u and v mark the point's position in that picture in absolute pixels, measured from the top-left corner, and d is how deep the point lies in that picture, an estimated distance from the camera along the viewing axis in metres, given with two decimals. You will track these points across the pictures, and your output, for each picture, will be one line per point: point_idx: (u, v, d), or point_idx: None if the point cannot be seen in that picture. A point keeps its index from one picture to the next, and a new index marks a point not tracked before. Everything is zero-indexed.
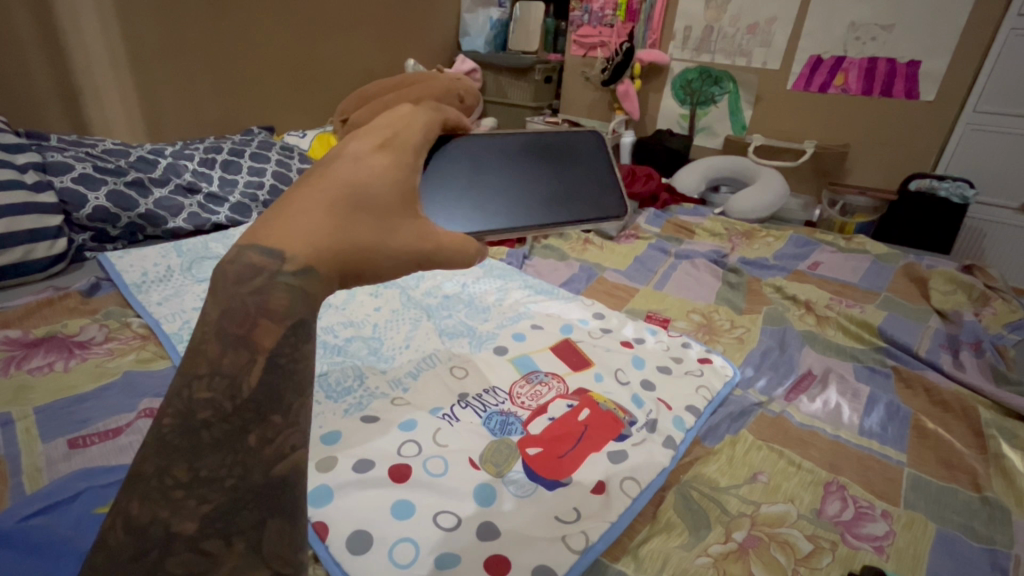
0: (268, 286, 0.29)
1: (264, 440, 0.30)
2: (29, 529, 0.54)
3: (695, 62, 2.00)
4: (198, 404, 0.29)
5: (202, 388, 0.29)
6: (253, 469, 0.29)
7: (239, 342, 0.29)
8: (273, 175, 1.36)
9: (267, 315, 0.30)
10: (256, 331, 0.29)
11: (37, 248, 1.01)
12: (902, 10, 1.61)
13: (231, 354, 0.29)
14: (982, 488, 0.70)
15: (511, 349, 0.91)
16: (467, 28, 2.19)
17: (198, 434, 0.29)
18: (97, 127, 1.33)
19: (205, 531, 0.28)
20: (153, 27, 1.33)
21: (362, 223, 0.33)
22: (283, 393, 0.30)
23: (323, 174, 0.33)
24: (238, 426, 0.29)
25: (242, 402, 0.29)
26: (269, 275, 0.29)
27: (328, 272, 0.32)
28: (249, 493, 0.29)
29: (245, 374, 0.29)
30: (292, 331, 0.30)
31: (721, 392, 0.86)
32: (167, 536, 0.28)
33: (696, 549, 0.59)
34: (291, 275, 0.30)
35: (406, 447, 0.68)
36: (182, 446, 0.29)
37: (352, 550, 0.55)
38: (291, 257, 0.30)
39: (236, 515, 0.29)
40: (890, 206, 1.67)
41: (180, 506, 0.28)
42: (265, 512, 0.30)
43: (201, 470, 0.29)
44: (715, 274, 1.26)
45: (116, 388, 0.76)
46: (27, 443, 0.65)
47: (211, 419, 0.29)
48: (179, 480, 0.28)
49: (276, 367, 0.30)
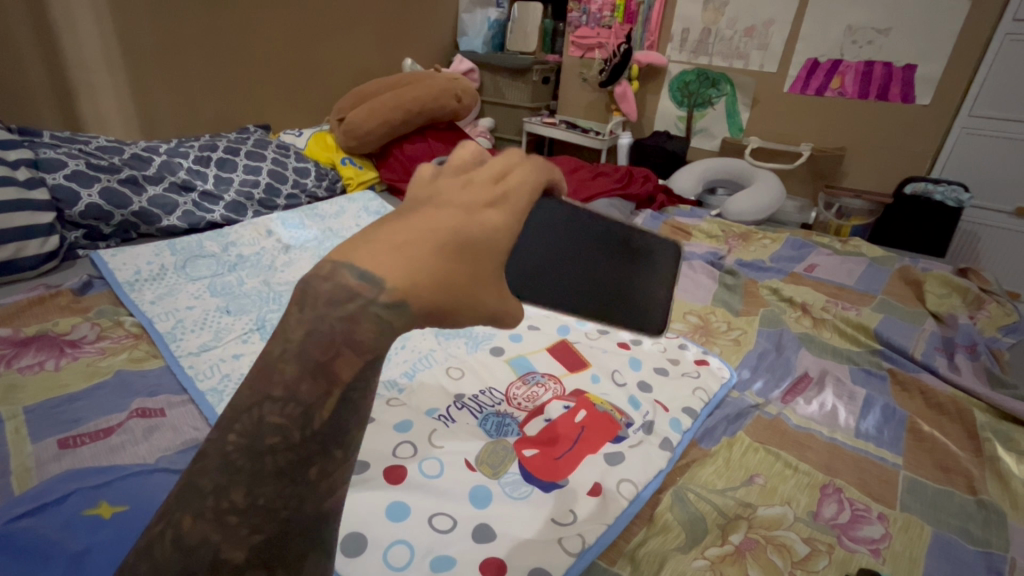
0: (358, 314, 0.28)
1: (323, 473, 0.29)
2: (16, 531, 0.52)
3: (693, 64, 2.01)
4: (267, 429, 0.28)
5: (275, 412, 0.28)
6: (307, 501, 0.29)
7: (318, 370, 0.28)
8: (268, 174, 1.38)
9: (352, 347, 0.28)
10: (337, 362, 0.28)
11: (29, 245, 0.99)
12: (899, 14, 1.61)
13: (310, 383, 0.28)
14: (978, 491, 0.70)
15: (507, 350, 0.90)
16: (465, 28, 2.20)
17: (263, 460, 0.28)
18: (90, 125, 1.31)
19: (252, 560, 0.27)
20: (147, 21, 1.31)
21: (463, 272, 0.31)
22: (347, 430, 0.30)
23: (430, 215, 0.32)
24: (302, 458, 0.28)
25: (311, 433, 0.28)
26: (363, 303, 0.28)
27: (418, 311, 0.30)
28: (298, 527, 0.29)
29: (319, 407, 0.28)
30: (371, 365, 0.29)
31: (717, 395, 0.86)
32: (217, 561, 0.27)
33: (692, 553, 0.59)
34: (383, 307, 0.28)
35: (401, 448, 0.67)
36: (244, 471, 0.28)
37: (346, 553, 0.55)
38: (389, 288, 0.28)
39: (286, 545, 0.29)
40: (885, 209, 1.68)
41: (233, 532, 0.27)
42: (308, 545, 0.30)
43: (259, 498, 0.28)
44: (710, 276, 1.25)
45: (108, 387, 0.75)
46: (16, 443, 0.64)
47: (278, 446, 0.28)
48: (235, 505, 0.27)
49: (349, 400, 0.29)
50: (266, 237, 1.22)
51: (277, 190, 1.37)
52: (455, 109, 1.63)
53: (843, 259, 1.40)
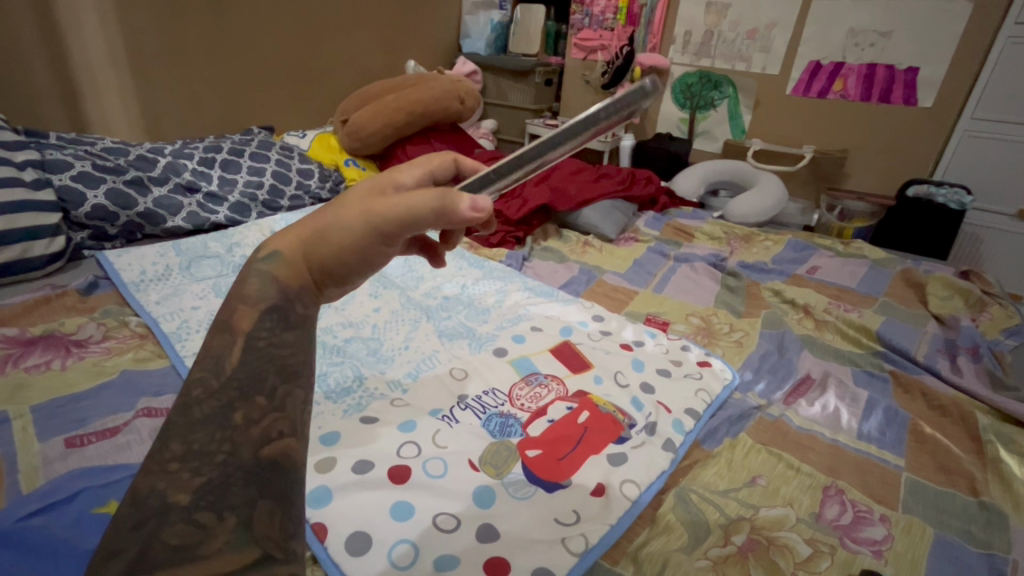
0: (249, 272, 0.33)
1: (250, 419, 0.29)
2: (27, 530, 0.53)
3: (695, 67, 2.01)
4: (192, 383, 0.30)
5: (194, 370, 0.30)
6: (242, 446, 0.28)
7: (222, 328, 0.31)
8: (272, 175, 1.39)
9: (245, 301, 0.32)
10: (235, 316, 0.32)
11: (35, 245, 1.00)
12: (901, 16, 1.62)
13: (216, 337, 0.31)
14: (980, 492, 0.70)
15: (510, 351, 0.91)
16: (468, 30, 2.21)
17: (190, 411, 0.28)
18: (97, 127, 1.32)
19: (198, 503, 0.26)
20: (152, 27, 1.33)
21: (324, 212, 0.37)
22: (263, 375, 0.30)
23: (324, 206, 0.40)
24: (225, 403, 0.29)
25: (227, 380, 0.30)
26: (249, 265, 0.34)
27: (291, 255, 0.34)
28: (240, 471, 0.28)
29: (228, 354, 0.30)
30: (268, 315, 0.32)
31: (720, 396, 0.86)
32: (163, 507, 0.26)
33: (695, 553, 0.59)
34: (263, 261, 0.34)
35: (406, 448, 0.68)
36: (177, 423, 0.28)
37: (351, 551, 0.55)
38: (264, 248, 0.35)
39: (229, 488, 0.27)
40: (889, 213, 1.68)
41: (175, 478, 0.27)
42: (257, 491, 0.28)
43: (194, 444, 0.27)
44: (713, 278, 1.26)
45: (114, 387, 0.76)
46: (23, 442, 0.64)
47: (201, 397, 0.29)
48: (175, 453, 0.27)
49: (254, 347, 0.31)
50: None
51: (281, 191, 1.38)
52: (458, 110, 1.62)
53: (846, 261, 1.40)
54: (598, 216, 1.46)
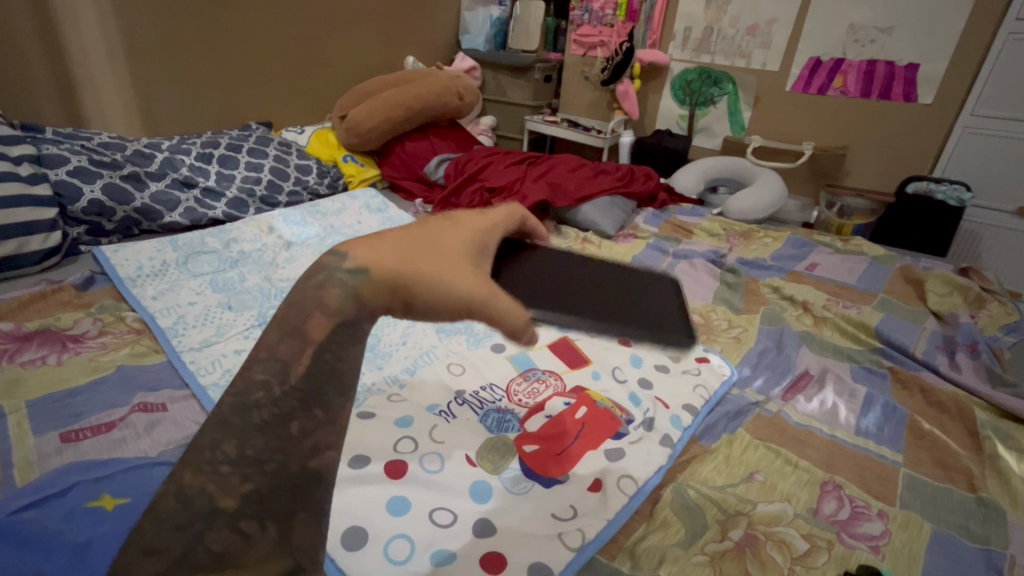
0: (327, 281, 0.35)
1: (305, 430, 0.32)
2: (18, 522, 0.52)
3: (695, 63, 2.00)
4: (254, 386, 0.31)
5: (259, 371, 0.32)
6: (293, 456, 0.31)
7: (293, 333, 0.34)
8: (270, 171, 1.38)
9: (321, 311, 0.34)
10: (309, 323, 0.34)
11: (31, 241, 0.99)
12: (902, 12, 1.61)
13: (286, 342, 0.33)
14: (978, 488, 0.70)
15: (508, 348, 0.90)
16: (467, 26, 2.20)
17: (251, 413, 0.31)
18: (93, 121, 1.31)
19: (244, 511, 0.29)
20: (149, 20, 1.32)
21: (425, 256, 0.39)
22: (323, 390, 0.33)
23: (412, 232, 0.41)
24: (284, 411, 0.31)
25: (289, 389, 0.32)
26: (329, 272, 0.36)
27: (379, 282, 0.36)
28: (286, 482, 0.30)
29: (296, 361, 0.33)
30: (339, 329, 0.34)
31: (718, 392, 0.86)
32: (212, 510, 0.28)
33: (692, 548, 0.59)
34: (345, 273, 0.35)
35: (402, 444, 0.67)
36: (235, 424, 0.30)
37: (347, 547, 0.55)
38: (350, 259, 0.36)
39: (273, 500, 0.29)
40: (886, 210, 1.68)
41: (226, 482, 0.29)
42: (296, 505, 0.30)
43: (248, 450, 0.30)
44: (712, 275, 1.25)
45: (110, 382, 0.76)
46: (17, 437, 0.64)
47: (263, 401, 0.31)
48: (228, 456, 0.29)
49: (321, 359, 0.33)
50: (268, 233, 1.22)
51: (278, 187, 1.37)
52: (457, 106, 1.63)
53: (844, 257, 1.40)
54: (598, 213, 1.46)
